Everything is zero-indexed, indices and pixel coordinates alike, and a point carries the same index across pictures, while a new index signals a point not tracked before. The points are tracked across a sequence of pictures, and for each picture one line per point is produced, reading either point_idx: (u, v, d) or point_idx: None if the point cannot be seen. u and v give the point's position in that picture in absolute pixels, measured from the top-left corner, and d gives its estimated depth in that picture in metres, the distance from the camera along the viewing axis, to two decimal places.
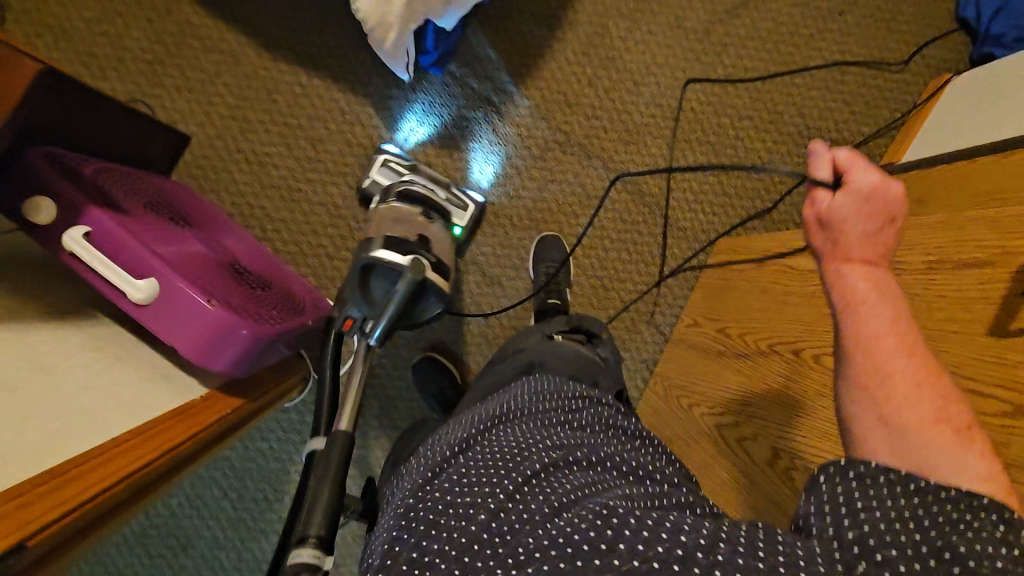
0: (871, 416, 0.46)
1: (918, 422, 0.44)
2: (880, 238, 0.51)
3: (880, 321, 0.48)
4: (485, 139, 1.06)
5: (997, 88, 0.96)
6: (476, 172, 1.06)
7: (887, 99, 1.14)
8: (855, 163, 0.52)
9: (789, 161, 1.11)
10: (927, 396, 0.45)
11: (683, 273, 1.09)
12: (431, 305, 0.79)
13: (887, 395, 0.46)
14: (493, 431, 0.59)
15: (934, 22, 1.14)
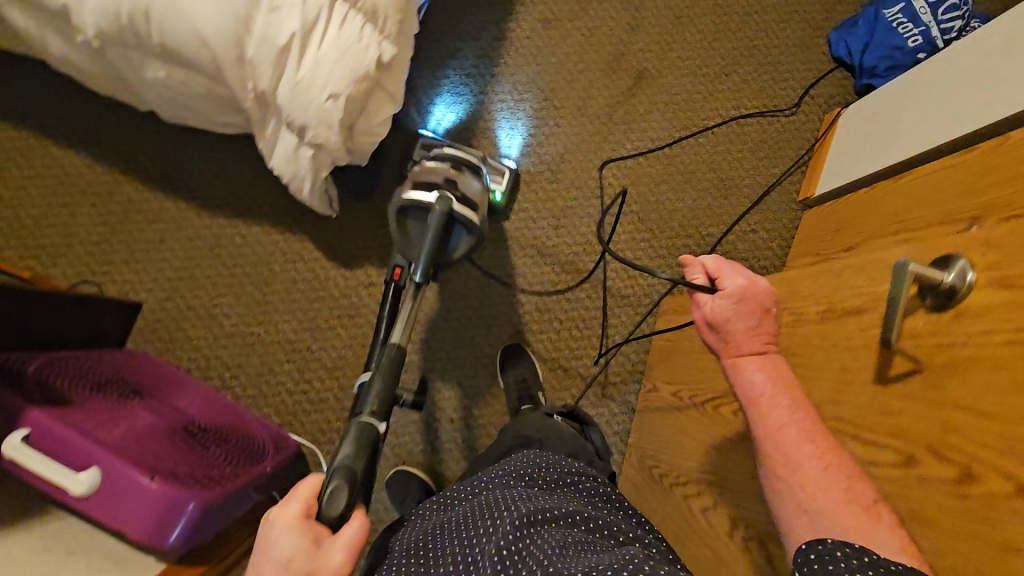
0: (793, 504, 0.48)
1: (834, 500, 0.46)
2: (759, 334, 0.57)
3: (780, 412, 0.52)
4: (511, 115, 1.17)
5: (878, 118, 1.04)
6: (506, 144, 1.16)
7: (790, 139, 1.21)
8: (722, 268, 0.60)
9: (711, 215, 1.18)
10: (833, 477, 0.47)
11: (637, 339, 1.13)
12: (466, 238, 0.87)
13: (799, 482, 0.48)
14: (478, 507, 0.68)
15: (815, 65, 1.23)
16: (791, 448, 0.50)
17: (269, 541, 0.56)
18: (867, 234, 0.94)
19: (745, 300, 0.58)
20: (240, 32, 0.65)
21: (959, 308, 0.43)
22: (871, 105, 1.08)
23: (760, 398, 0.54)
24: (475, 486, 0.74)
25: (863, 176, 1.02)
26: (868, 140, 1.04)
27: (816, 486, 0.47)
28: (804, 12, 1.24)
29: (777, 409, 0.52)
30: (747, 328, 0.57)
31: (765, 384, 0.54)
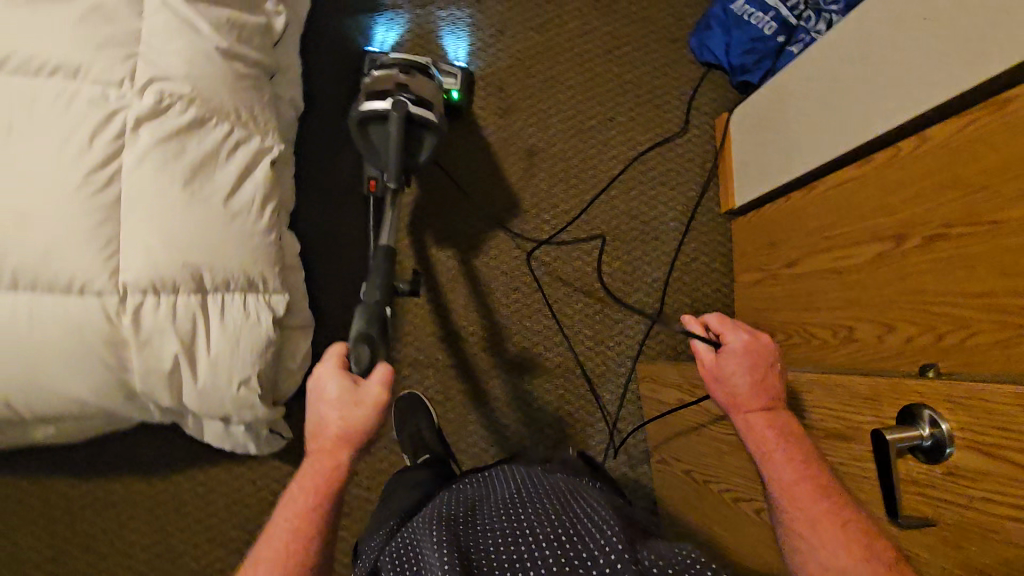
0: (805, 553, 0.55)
1: (840, 544, 0.53)
2: (766, 390, 0.65)
3: (787, 469, 0.58)
4: (448, 18, 1.19)
5: (767, 121, 1.04)
6: (452, 47, 1.18)
7: (691, 159, 1.22)
8: (725, 326, 0.69)
9: (648, 260, 1.18)
10: (837, 523, 0.54)
11: (626, 409, 1.14)
12: (432, 136, 0.90)
13: (813, 536, 0.54)
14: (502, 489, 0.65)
15: (686, 79, 1.23)
16: (800, 497, 0.57)
17: (320, 394, 0.63)
18: (806, 248, 0.95)
19: (750, 359, 0.66)
20: (119, 378, 0.58)
21: (950, 463, 0.46)
22: (755, 105, 1.08)
23: (769, 451, 0.60)
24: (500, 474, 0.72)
25: (772, 186, 1.03)
26: (768, 145, 1.04)
27: (820, 536, 0.54)
28: (656, 32, 1.24)
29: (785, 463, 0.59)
30: (753, 386, 0.65)
31: (771, 438, 0.61)
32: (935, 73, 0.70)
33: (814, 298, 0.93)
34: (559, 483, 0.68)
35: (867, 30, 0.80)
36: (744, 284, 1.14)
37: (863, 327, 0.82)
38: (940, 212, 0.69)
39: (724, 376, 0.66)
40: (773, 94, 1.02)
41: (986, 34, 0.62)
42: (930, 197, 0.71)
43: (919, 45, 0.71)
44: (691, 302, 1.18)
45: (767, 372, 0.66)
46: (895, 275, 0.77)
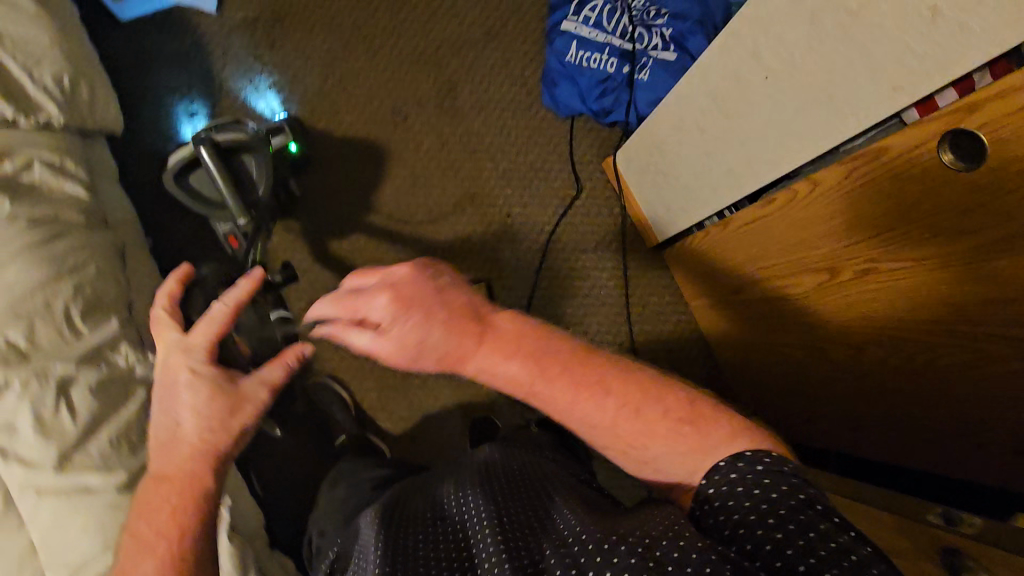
0: (640, 454, 0.55)
1: (667, 442, 0.53)
2: (426, 324, 0.54)
3: (559, 394, 0.55)
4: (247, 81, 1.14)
5: (650, 165, 1.04)
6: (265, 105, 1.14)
7: (599, 211, 1.21)
8: (359, 307, 0.55)
9: (606, 324, 1.18)
10: (658, 419, 0.54)
11: None
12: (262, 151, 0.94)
13: (649, 448, 0.54)
14: (472, 468, 0.66)
15: (557, 140, 1.21)
16: (610, 423, 0.55)
17: (174, 402, 0.61)
18: (745, 278, 0.97)
19: (413, 313, 0.54)
20: None
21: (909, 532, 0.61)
22: (632, 147, 1.07)
23: (538, 392, 0.55)
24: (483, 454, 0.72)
25: (683, 225, 1.04)
26: (663, 189, 1.04)
27: (633, 434, 0.54)
28: (508, 110, 1.21)
29: (555, 394, 0.55)
30: (445, 336, 0.55)
31: (514, 368, 0.55)
32: (795, 131, 0.71)
33: (774, 323, 0.95)
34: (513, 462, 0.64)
35: (715, 87, 0.80)
36: (700, 310, 1.15)
37: (833, 349, 0.84)
38: (863, 251, 0.70)
39: (421, 354, 0.54)
40: (644, 139, 1.01)
41: (828, 97, 0.64)
42: (847, 236, 0.72)
43: (771, 103, 0.72)
44: (664, 342, 1.18)
45: (445, 312, 0.55)
46: (844, 303, 0.78)
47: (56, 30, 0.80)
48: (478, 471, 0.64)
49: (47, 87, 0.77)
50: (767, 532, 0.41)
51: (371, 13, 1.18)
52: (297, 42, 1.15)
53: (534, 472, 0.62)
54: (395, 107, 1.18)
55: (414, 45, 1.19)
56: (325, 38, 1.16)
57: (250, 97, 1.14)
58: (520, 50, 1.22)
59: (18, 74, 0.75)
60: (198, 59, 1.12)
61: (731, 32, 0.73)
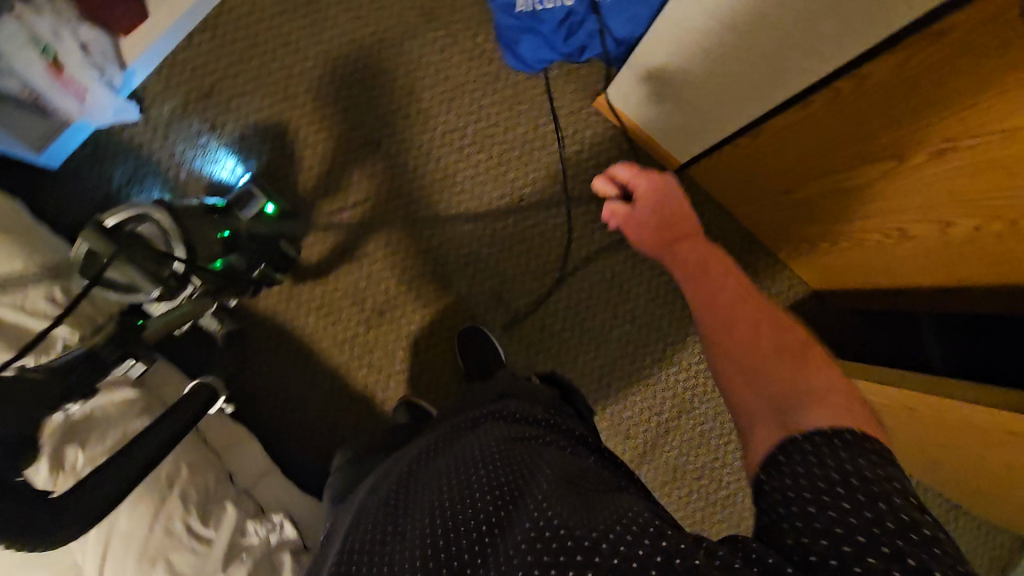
0: (726, 364, 0.52)
1: (768, 368, 0.49)
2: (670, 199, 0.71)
3: (714, 291, 0.58)
4: (198, 154, 1.05)
5: (660, 91, 0.95)
6: (225, 172, 1.05)
7: (610, 154, 1.12)
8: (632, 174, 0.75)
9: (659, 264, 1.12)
10: (769, 350, 0.50)
11: None
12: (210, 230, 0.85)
13: (745, 347, 0.52)
14: (452, 445, 0.61)
15: (538, 97, 1.11)
16: (735, 327, 0.54)
17: None
18: (795, 181, 0.90)
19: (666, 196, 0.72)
20: None
21: None
22: (630, 78, 0.97)
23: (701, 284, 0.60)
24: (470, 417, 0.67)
25: (717, 136, 0.96)
26: (681, 115, 0.97)
27: (744, 328, 0.53)
28: (477, 88, 1.10)
29: (720, 309, 0.56)
30: (664, 215, 0.70)
31: (700, 259, 0.63)
32: (838, 22, 0.63)
33: (840, 216, 0.88)
34: (497, 436, 0.59)
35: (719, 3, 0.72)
36: (751, 220, 1.09)
37: (916, 228, 0.78)
38: (933, 133, 0.63)
39: (640, 212, 0.72)
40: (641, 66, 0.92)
41: None
42: (912, 120, 0.64)
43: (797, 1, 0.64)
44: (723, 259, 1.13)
45: (679, 200, 0.71)
46: (919, 185, 0.71)
47: (24, 259, 0.81)
48: (462, 449, 0.59)
49: (44, 311, 0.79)
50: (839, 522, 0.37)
51: (297, 49, 1.07)
52: (238, 110, 1.05)
53: (524, 448, 0.57)
54: (363, 137, 1.08)
55: (354, 61, 1.08)
56: (262, 96, 1.06)
57: (208, 169, 1.05)
58: (464, 18, 1.09)
59: (13, 317, 0.77)
60: (149, 174, 1.04)
61: None
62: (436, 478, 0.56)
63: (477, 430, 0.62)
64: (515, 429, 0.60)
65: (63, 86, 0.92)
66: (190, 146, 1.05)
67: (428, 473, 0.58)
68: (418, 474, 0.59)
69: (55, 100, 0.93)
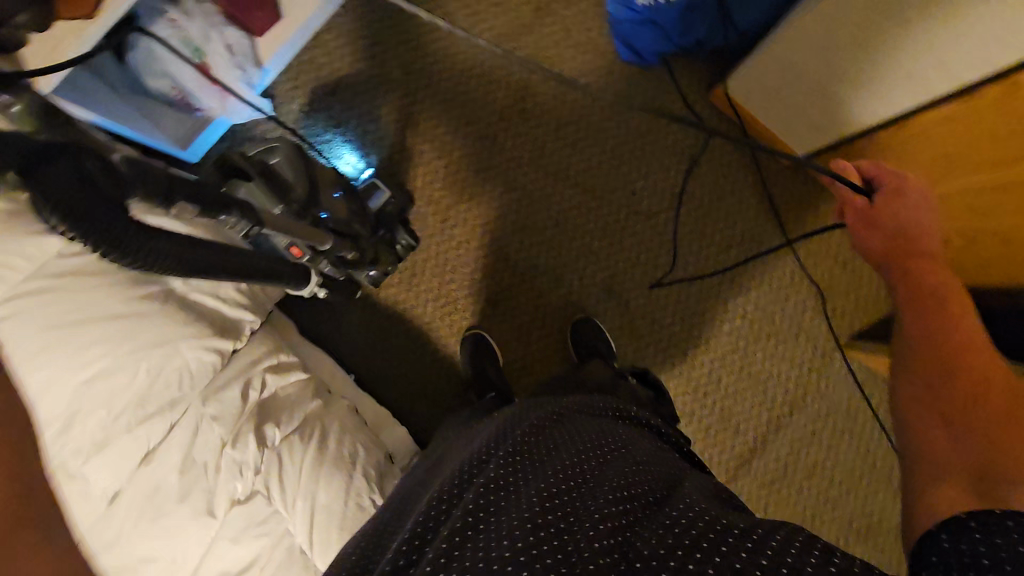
0: (920, 386, 0.54)
1: (978, 426, 0.48)
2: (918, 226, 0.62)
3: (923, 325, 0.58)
4: (321, 144, 1.09)
5: (790, 78, 0.92)
6: (345, 163, 1.09)
7: (722, 147, 1.11)
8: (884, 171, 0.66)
9: (772, 258, 1.10)
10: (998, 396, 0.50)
11: (872, 387, 1.10)
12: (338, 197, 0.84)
13: (953, 390, 0.52)
14: (560, 422, 0.60)
15: (650, 90, 1.11)
16: (963, 368, 0.53)
17: None
18: (929, 178, 0.87)
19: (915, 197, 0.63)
20: None
21: None
22: (764, 62, 0.95)
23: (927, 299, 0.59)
24: (571, 404, 0.66)
25: (839, 133, 0.93)
26: (807, 109, 0.95)
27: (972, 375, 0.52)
28: (591, 81, 1.11)
29: (945, 329, 0.56)
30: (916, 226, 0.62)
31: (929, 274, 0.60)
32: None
33: (978, 214, 0.85)
34: (612, 438, 0.59)
35: None
36: None
37: None
38: None
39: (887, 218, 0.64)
40: (784, 46, 0.89)
41: None
42: None
43: None
44: (840, 254, 1.10)
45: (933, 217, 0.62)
46: None
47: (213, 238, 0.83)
48: (580, 436, 0.57)
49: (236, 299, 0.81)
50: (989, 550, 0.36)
51: (418, 46, 1.10)
52: (362, 105, 1.09)
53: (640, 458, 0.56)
54: (478, 130, 1.10)
55: (472, 57, 1.10)
56: (385, 92, 1.10)
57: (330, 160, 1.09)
58: (579, 13, 1.11)
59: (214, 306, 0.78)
60: None
61: None
62: (550, 452, 0.54)
63: (591, 421, 0.62)
64: (627, 439, 0.60)
65: (209, 85, 0.97)
66: (314, 137, 1.09)
67: (538, 443, 0.55)
68: (527, 430, 0.56)
69: (201, 99, 0.99)
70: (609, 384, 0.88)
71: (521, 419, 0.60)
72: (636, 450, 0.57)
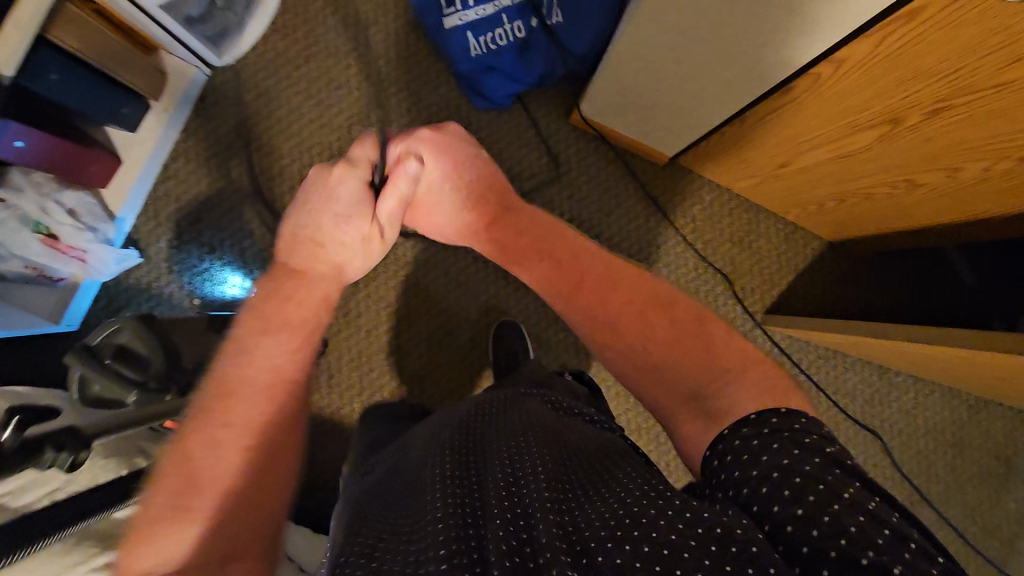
0: (621, 350, 0.68)
1: (652, 349, 0.66)
2: (477, 184, 0.79)
3: (542, 227, 0.78)
4: (200, 274, 1.06)
5: (629, 100, 0.93)
6: (231, 287, 1.06)
7: (595, 164, 1.12)
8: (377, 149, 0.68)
9: (672, 257, 1.13)
10: (637, 307, 0.69)
11: (795, 351, 1.14)
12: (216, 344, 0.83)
13: (613, 318, 0.69)
14: (488, 427, 0.61)
15: (512, 129, 1.11)
16: (603, 303, 0.70)
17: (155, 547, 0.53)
18: (788, 153, 0.89)
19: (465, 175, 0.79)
20: None
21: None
22: (598, 91, 0.95)
23: (528, 226, 0.78)
24: (498, 401, 0.68)
25: (692, 133, 0.95)
26: (657, 117, 0.94)
27: (610, 305, 0.69)
28: (452, 135, 1.11)
29: (545, 230, 0.77)
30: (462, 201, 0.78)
31: (527, 217, 0.79)
32: (809, 27, 0.61)
33: (842, 178, 0.88)
34: (538, 421, 0.61)
35: (681, 19, 0.68)
36: (749, 189, 1.08)
37: (924, 176, 0.77)
38: (928, 80, 0.60)
39: (451, 208, 0.80)
40: (608, 77, 0.88)
41: None
42: (904, 76, 0.61)
43: (763, 13, 0.61)
44: (731, 235, 1.13)
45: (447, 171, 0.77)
46: (917, 143, 0.71)
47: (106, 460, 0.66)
48: (509, 430, 0.58)
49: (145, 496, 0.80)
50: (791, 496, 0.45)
51: (271, 150, 1.08)
52: (232, 223, 1.07)
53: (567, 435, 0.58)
54: None
55: (328, 146, 1.08)
56: (252, 205, 1.07)
57: (213, 288, 1.06)
58: (421, 73, 1.10)
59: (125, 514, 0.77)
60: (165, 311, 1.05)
61: None
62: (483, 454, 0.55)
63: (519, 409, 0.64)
64: (559, 420, 0.63)
65: (62, 254, 0.92)
66: (191, 268, 1.06)
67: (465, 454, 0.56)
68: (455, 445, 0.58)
69: (57, 268, 0.93)
70: (564, 384, 0.88)
71: (453, 433, 0.61)
72: (559, 430, 0.59)
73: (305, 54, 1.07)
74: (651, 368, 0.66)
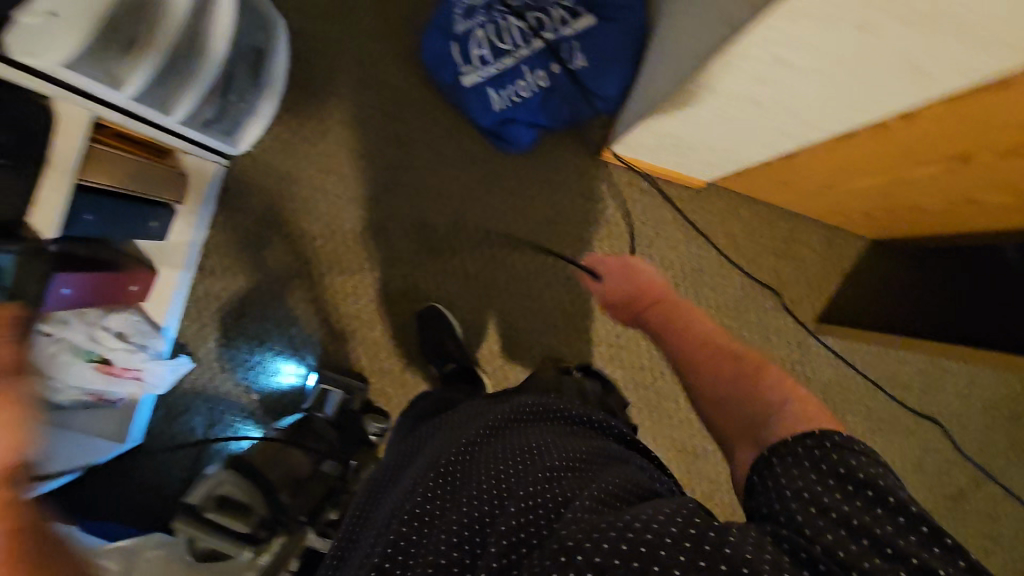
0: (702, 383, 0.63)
1: (726, 391, 0.60)
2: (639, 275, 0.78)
3: (692, 317, 0.70)
4: (253, 368, 1.05)
5: (666, 143, 0.91)
6: (287, 376, 1.06)
7: (631, 197, 1.10)
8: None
9: (718, 279, 1.12)
10: (733, 361, 0.62)
11: (849, 353, 1.15)
12: (298, 457, 0.84)
13: (706, 365, 0.63)
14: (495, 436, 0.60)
15: (542, 174, 1.09)
16: (702, 350, 0.65)
17: None
18: (837, 178, 0.88)
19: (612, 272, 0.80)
20: None
21: None
22: (634, 135, 0.93)
23: (677, 309, 0.72)
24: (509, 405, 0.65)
25: (733, 166, 0.93)
26: (697, 155, 0.92)
27: (716, 357, 0.63)
28: (482, 190, 1.08)
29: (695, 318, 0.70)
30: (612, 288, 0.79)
31: (678, 304, 0.72)
32: (872, 101, 0.59)
33: (894, 196, 0.87)
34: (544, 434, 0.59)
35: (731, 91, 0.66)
36: (792, 203, 1.07)
37: (986, 197, 0.76)
38: (1003, 131, 0.59)
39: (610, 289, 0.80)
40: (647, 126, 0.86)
41: (933, 72, 0.51)
42: (978, 128, 0.59)
43: (822, 90, 0.59)
44: (775, 249, 1.12)
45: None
46: (981, 174, 0.70)
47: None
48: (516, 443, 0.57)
49: None
50: (847, 508, 0.44)
51: (302, 232, 1.05)
52: (275, 313, 1.05)
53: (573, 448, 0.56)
54: (397, 284, 1.07)
55: (360, 219, 1.06)
56: (292, 290, 1.05)
57: (268, 379, 1.05)
58: (442, 130, 1.06)
59: None
60: (224, 409, 1.05)
61: (739, 54, 0.57)
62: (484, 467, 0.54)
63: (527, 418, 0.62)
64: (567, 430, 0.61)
65: (118, 376, 0.89)
66: (243, 363, 1.05)
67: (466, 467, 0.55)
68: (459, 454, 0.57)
69: (115, 390, 0.91)
70: None
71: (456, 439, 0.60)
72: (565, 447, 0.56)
73: (319, 129, 1.04)
74: (726, 410, 0.60)
